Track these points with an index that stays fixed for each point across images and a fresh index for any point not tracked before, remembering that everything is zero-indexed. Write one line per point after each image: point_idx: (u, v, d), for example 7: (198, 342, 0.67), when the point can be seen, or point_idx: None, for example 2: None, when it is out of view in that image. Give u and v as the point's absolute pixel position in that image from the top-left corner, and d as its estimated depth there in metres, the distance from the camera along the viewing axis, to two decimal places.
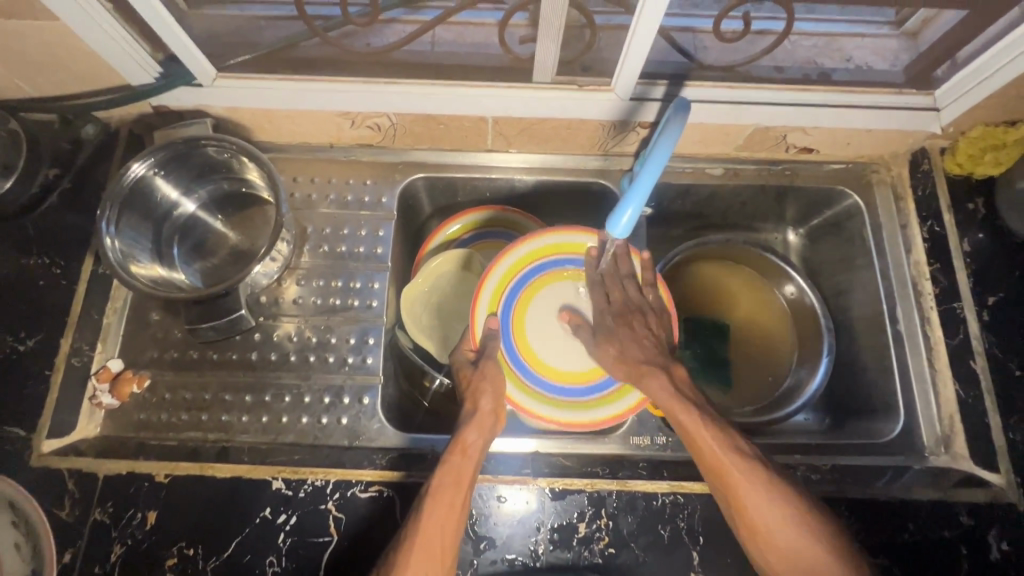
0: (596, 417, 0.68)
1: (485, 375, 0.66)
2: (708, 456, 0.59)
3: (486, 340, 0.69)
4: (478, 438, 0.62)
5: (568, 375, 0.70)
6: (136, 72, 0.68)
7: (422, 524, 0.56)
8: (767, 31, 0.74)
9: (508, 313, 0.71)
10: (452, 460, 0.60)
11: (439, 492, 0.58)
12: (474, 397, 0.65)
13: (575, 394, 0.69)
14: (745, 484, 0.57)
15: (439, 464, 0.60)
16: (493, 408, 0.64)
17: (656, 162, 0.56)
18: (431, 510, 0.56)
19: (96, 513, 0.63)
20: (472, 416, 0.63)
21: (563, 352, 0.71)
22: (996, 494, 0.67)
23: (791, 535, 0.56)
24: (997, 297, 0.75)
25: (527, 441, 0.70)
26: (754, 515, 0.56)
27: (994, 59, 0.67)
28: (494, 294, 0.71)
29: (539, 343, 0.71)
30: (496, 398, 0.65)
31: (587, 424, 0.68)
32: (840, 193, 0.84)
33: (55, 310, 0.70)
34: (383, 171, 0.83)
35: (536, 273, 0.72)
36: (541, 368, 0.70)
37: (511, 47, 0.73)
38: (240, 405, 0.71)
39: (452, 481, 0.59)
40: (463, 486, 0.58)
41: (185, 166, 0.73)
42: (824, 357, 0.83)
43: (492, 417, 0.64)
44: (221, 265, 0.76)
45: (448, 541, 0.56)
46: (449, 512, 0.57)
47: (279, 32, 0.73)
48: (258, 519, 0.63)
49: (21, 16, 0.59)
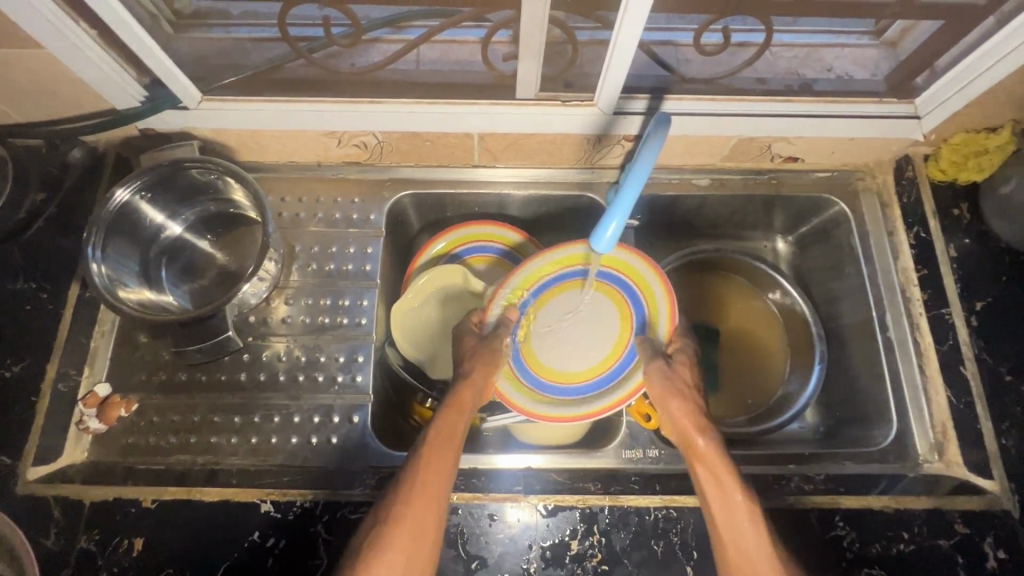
0: (579, 412, 0.68)
1: (491, 344, 0.68)
2: (718, 490, 0.59)
3: (498, 334, 0.69)
4: (475, 399, 0.64)
5: (563, 372, 0.70)
6: (121, 97, 0.68)
7: (418, 468, 0.57)
8: (748, 43, 0.75)
9: (518, 307, 0.71)
10: (449, 415, 0.62)
11: (434, 443, 0.59)
12: (472, 361, 0.66)
13: (564, 391, 0.69)
14: (756, 555, 0.56)
15: (435, 418, 0.61)
16: (491, 369, 0.66)
17: (637, 179, 0.57)
18: (428, 456, 0.57)
19: (81, 542, 0.62)
20: (468, 377, 0.65)
21: (564, 351, 0.70)
22: (991, 502, 0.67)
23: None
24: (985, 302, 0.75)
25: (536, 457, 0.70)
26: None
27: (971, 68, 0.67)
28: (509, 287, 0.72)
29: (541, 338, 0.71)
30: (494, 361, 0.66)
31: (566, 418, 0.67)
32: (826, 202, 0.85)
33: (41, 335, 0.70)
34: (370, 189, 0.83)
35: (562, 275, 0.72)
36: (537, 365, 0.70)
37: (494, 64, 0.74)
38: (229, 427, 0.71)
39: (448, 434, 0.60)
40: (458, 438, 0.60)
41: (170, 190, 0.73)
42: (815, 365, 0.83)
43: (487, 380, 0.65)
44: (209, 287, 0.76)
45: (443, 489, 0.56)
46: (444, 461, 0.58)
47: (264, 53, 0.73)
48: (246, 544, 0.62)
49: (5, 45, 0.59)
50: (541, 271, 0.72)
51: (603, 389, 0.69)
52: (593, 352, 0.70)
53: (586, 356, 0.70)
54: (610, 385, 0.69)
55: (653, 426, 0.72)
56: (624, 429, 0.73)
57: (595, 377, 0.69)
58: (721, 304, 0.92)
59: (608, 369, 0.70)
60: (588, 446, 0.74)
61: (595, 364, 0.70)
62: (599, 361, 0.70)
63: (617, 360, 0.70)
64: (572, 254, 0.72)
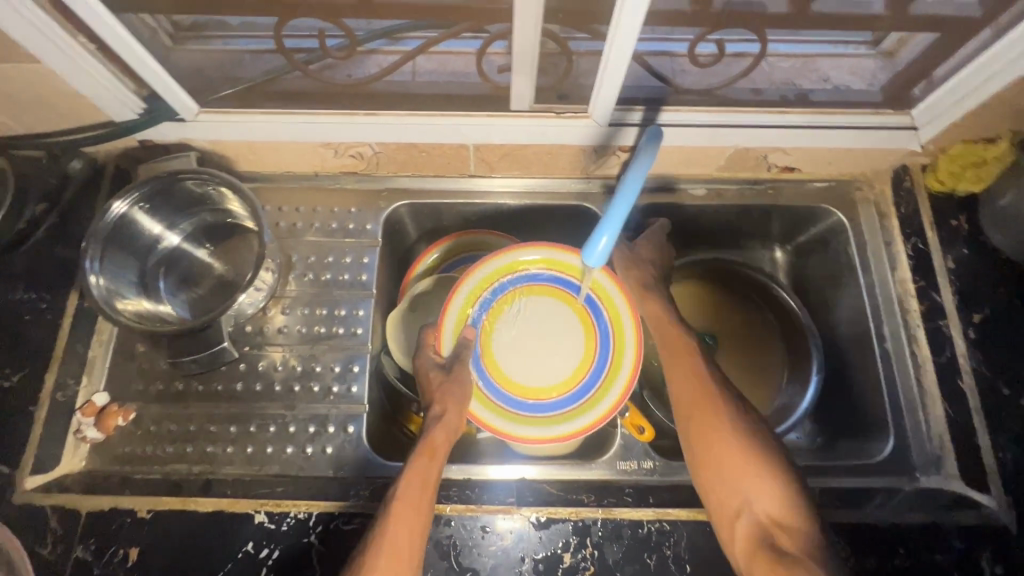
0: (503, 427, 0.68)
1: (457, 380, 0.66)
2: (686, 392, 0.64)
3: (457, 350, 0.69)
4: (447, 439, 0.63)
5: (511, 379, 0.70)
6: (120, 109, 0.69)
7: (389, 528, 0.56)
8: (744, 53, 0.75)
9: (496, 296, 0.72)
10: (421, 462, 0.61)
11: (406, 494, 0.58)
12: (444, 400, 0.65)
13: (502, 398, 0.69)
14: (721, 439, 0.60)
15: (406, 465, 0.60)
16: (460, 408, 0.65)
17: (629, 191, 0.56)
18: (399, 511, 0.57)
19: (78, 551, 0.62)
20: (440, 417, 0.63)
21: (521, 356, 0.71)
22: (987, 517, 0.66)
23: (727, 471, 0.59)
24: (983, 314, 0.74)
25: (530, 467, 0.70)
26: (723, 474, 0.59)
27: (968, 80, 0.67)
28: (500, 272, 0.72)
29: (504, 334, 0.71)
30: (464, 400, 0.65)
31: (490, 427, 0.68)
32: (824, 212, 0.84)
33: (40, 346, 0.71)
34: (367, 199, 0.83)
35: (551, 282, 0.73)
36: (489, 361, 0.70)
37: (489, 75, 0.74)
38: (224, 437, 0.71)
39: (419, 482, 0.59)
40: (430, 486, 0.59)
41: (168, 202, 0.74)
42: (813, 376, 0.82)
43: (460, 418, 0.64)
44: (206, 297, 0.77)
45: (416, 542, 0.55)
46: (416, 513, 0.57)
47: (261, 65, 0.74)
48: (240, 554, 0.62)
49: (6, 60, 0.60)
50: (533, 272, 0.73)
51: (535, 415, 0.69)
52: (546, 371, 0.70)
53: (536, 373, 0.70)
54: (542, 412, 0.69)
55: (648, 437, 0.72)
56: (618, 440, 0.72)
57: (536, 399, 0.69)
58: (715, 313, 0.91)
59: (551, 396, 0.69)
60: (582, 458, 0.74)
61: (542, 385, 0.70)
62: (547, 384, 0.70)
63: (563, 391, 0.69)
64: (570, 267, 0.73)
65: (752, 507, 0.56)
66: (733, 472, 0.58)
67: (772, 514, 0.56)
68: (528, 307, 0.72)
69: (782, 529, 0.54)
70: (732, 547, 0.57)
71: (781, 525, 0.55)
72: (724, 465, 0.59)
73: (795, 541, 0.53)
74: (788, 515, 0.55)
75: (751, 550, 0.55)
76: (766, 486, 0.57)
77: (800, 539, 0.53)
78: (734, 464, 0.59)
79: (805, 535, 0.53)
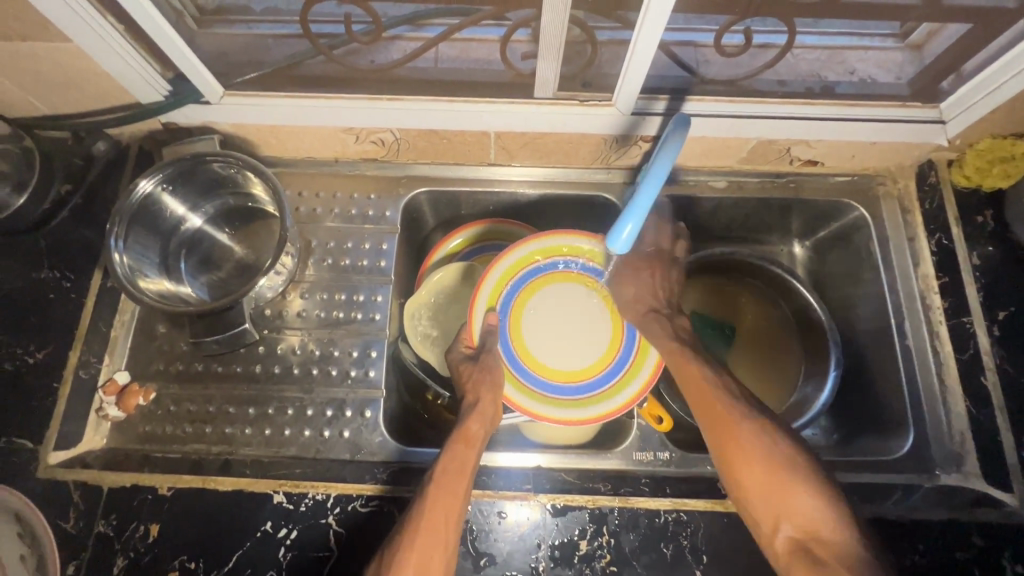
0: (532, 408, 0.67)
1: (487, 367, 0.67)
2: (704, 411, 0.61)
3: (485, 337, 0.69)
4: (483, 429, 0.64)
5: (541, 362, 0.69)
6: (145, 90, 0.69)
7: (426, 510, 0.56)
8: (769, 45, 0.74)
9: (529, 279, 0.71)
10: (457, 449, 0.62)
11: (442, 481, 0.58)
12: (476, 389, 0.66)
13: (532, 381, 0.69)
14: (745, 452, 0.57)
15: (442, 453, 0.61)
16: (494, 397, 0.66)
17: (651, 187, 0.58)
18: (435, 497, 0.57)
19: (99, 526, 0.63)
20: (476, 405, 0.65)
21: (549, 342, 0.70)
22: (1009, 516, 0.65)
23: (755, 478, 0.56)
24: (1009, 312, 0.73)
25: (540, 455, 0.71)
26: (755, 492, 0.56)
27: (1001, 72, 0.66)
28: (535, 256, 0.72)
29: (532, 320, 0.71)
30: (497, 389, 0.66)
31: (518, 406, 0.67)
32: (846, 206, 0.83)
33: (63, 323, 0.71)
34: (386, 186, 0.83)
35: (581, 270, 0.72)
36: (518, 344, 0.70)
37: (513, 62, 0.74)
38: (243, 418, 0.72)
39: (456, 470, 0.60)
40: (466, 475, 0.60)
41: (190, 184, 0.75)
42: (831, 370, 0.81)
43: (494, 406, 0.65)
44: (227, 279, 0.77)
45: (451, 528, 0.56)
46: (452, 501, 0.57)
47: (285, 50, 0.74)
48: (259, 533, 0.63)
49: (35, 39, 0.61)
50: (562, 259, 0.72)
51: (563, 397, 0.68)
52: (573, 356, 0.70)
53: (564, 356, 0.70)
54: (571, 394, 0.68)
55: (665, 429, 0.72)
56: (635, 430, 0.73)
57: (562, 381, 0.69)
58: (735, 307, 0.91)
59: (580, 379, 0.69)
60: (597, 448, 0.74)
61: (571, 368, 0.69)
62: (576, 367, 0.69)
63: (591, 376, 0.69)
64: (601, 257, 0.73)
65: (786, 521, 0.54)
66: (759, 476, 0.56)
67: (807, 525, 0.53)
68: (557, 291, 0.72)
69: (820, 541, 0.52)
70: (775, 562, 0.54)
71: (815, 535, 0.52)
72: (754, 482, 0.56)
73: (832, 552, 0.50)
74: (823, 524, 0.52)
75: (795, 567, 0.52)
76: (800, 496, 0.54)
77: (837, 547, 0.51)
78: (757, 470, 0.56)
79: (842, 545, 0.51)
